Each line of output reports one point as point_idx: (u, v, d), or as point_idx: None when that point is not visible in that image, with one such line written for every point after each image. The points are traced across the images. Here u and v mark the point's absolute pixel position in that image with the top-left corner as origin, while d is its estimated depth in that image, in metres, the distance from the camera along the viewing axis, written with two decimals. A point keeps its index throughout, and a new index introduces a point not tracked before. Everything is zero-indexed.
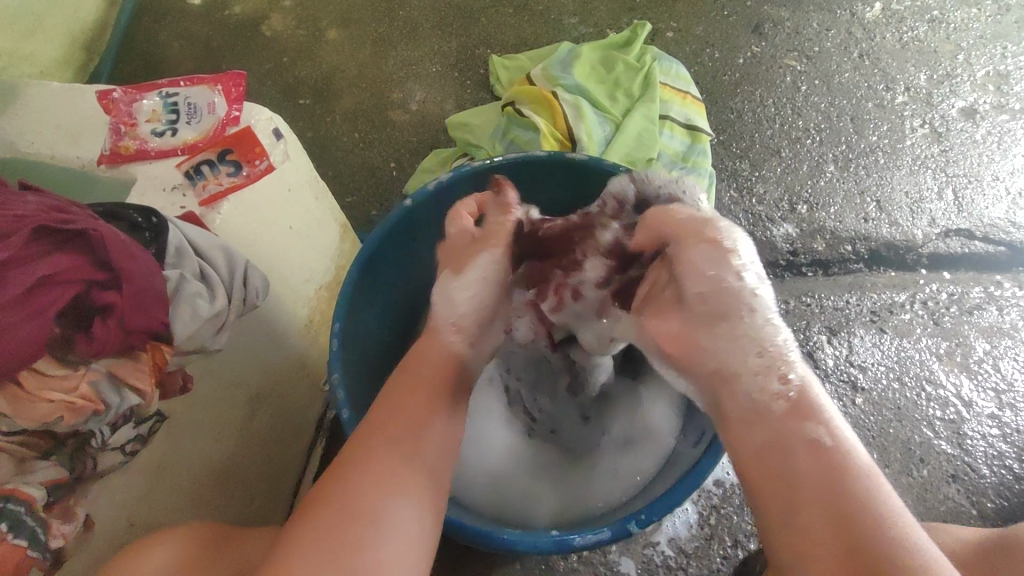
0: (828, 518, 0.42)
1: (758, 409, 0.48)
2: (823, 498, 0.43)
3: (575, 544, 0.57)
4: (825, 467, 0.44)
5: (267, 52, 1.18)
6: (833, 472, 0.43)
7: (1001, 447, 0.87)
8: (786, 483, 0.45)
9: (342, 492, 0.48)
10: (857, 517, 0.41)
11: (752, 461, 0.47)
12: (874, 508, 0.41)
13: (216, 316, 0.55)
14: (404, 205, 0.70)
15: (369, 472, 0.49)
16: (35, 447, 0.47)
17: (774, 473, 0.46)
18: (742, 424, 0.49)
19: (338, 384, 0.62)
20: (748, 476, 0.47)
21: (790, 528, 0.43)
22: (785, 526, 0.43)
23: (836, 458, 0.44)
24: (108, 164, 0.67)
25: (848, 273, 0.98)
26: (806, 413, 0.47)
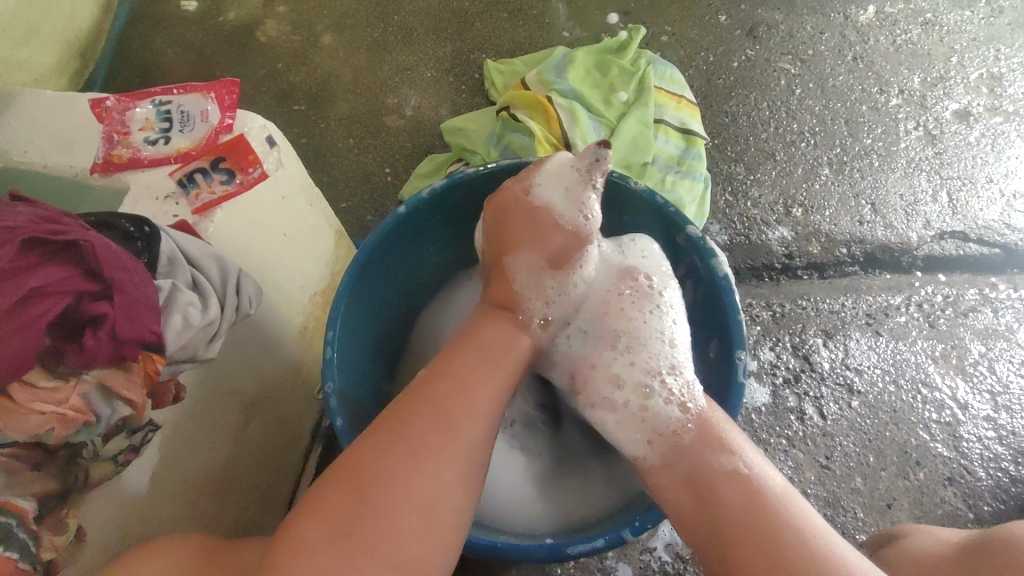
0: (756, 549, 0.52)
1: (676, 445, 0.59)
2: (751, 532, 0.53)
3: (570, 552, 0.57)
4: (747, 503, 0.54)
5: (261, 59, 1.18)
6: (749, 500, 0.54)
7: (997, 450, 0.87)
8: (715, 525, 0.55)
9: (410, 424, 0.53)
10: (776, 546, 0.51)
11: (685, 509, 0.57)
12: (786, 530, 0.52)
13: (208, 326, 0.55)
14: (397, 212, 0.70)
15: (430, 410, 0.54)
16: (27, 459, 0.47)
17: (709, 518, 0.55)
18: (662, 466, 0.60)
19: (333, 392, 0.62)
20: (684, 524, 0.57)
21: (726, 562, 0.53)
22: (716, 553, 0.54)
23: (749, 487, 0.55)
24: (101, 172, 0.67)
25: (843, 275, 0.98)
26: (715, 446, 0.58)
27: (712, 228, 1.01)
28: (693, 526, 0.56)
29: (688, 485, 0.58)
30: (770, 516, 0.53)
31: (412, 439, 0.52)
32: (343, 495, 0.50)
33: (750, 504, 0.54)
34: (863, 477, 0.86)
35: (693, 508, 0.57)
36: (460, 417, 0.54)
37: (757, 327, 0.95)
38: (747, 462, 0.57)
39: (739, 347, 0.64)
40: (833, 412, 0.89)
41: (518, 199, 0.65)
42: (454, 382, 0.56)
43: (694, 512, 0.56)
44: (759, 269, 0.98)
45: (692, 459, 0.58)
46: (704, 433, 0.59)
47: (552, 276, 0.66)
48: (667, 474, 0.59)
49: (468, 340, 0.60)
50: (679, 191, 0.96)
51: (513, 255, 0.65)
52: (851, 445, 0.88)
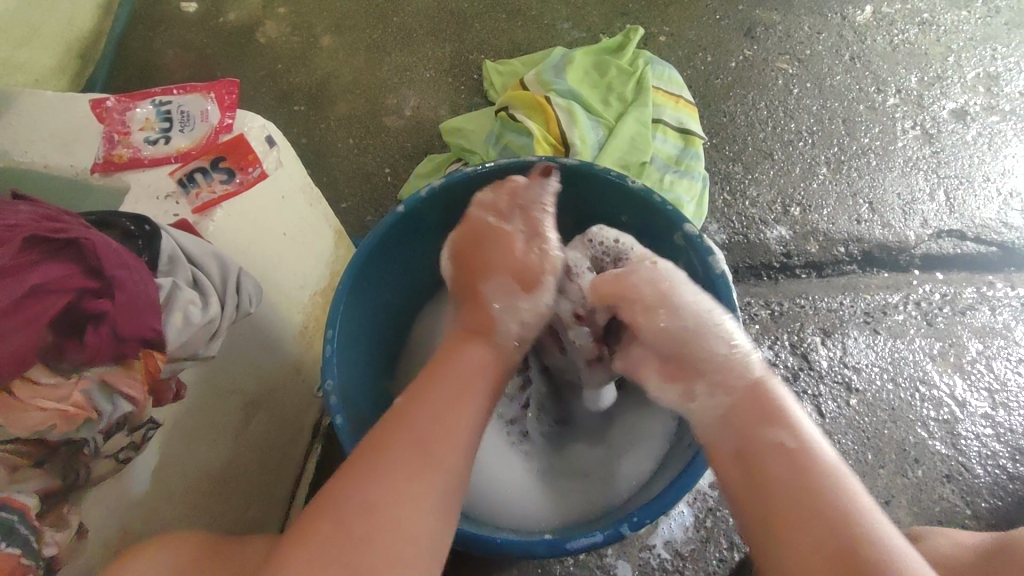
0: (800, 528, 0.46)
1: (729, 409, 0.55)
2: (791, 504, 0.48)
3: (569, 547, 0.57)
4: (797, 477, 0.49)
5: (261, 60, 1.19)
6: (795, 474, 0.49)
7: (995, 447, 0.87)
8: (756, 496, 0.50)
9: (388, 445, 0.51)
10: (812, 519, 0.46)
11: (731, 477, 0.53)
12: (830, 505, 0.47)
13: (209, 323, 0.55)
14: (397, 211, 0.70)
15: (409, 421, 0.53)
16: (28, 456, 0.47)
17: (755, 489, 0.50)
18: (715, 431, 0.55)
19: (333, 391, 0.62)
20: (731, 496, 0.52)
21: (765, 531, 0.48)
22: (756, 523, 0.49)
23: (798, 460, 0.49)
24: (102, 172, 0.67)
25: (841, 274, 0.98)
26: (770, 417, 0.52)
27: (711, 227, 1.02)
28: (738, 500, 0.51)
29: (738, 456, 0.53)
30: (817, 492, 0.47)
31: (395, 461, 0.50)
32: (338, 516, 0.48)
33: (797, 475, 0.49)
34: (862, 475, 0.86)
35: (740, 482, 0.52)
36: (438, 434, 0.52)
37: (756, 326, 0.95)
38: (800, 437, 0.51)
39: None
40: (831, 410, 0.90)
41: (483, 226, 0.68)
42: (443, 410, 0.54)
43: (740, 486, 0.52)
44: (757, 268, 0.99)
45: (739, 430, 0.53)
46: (758, 400, 0.54)
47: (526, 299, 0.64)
48: (722, 443, 0.54)
49: (445, 365, 0.58)
50: (677, 191, 0.97)
51: (488, 286, 0.64)
52: (850, 443, 0.88)
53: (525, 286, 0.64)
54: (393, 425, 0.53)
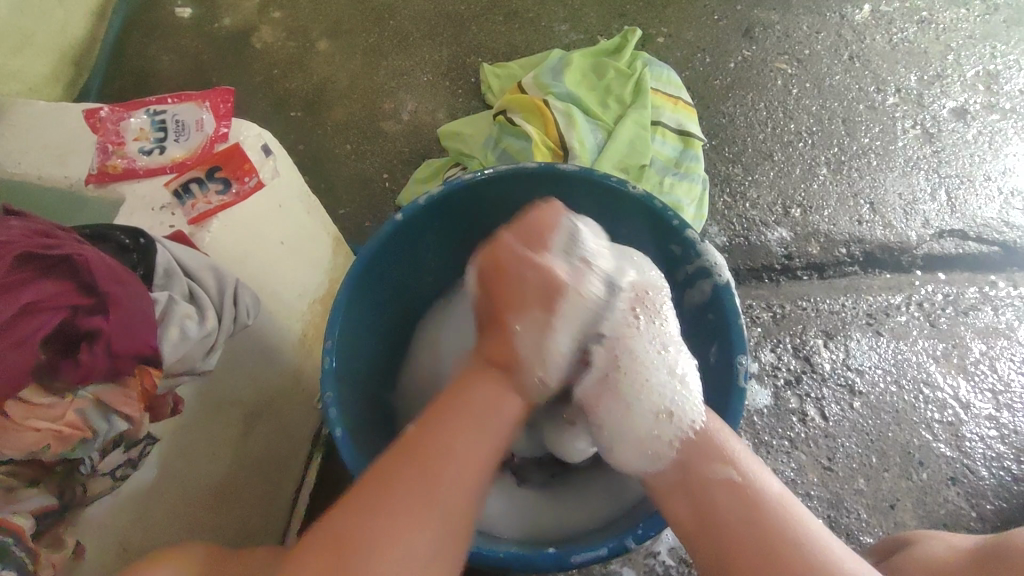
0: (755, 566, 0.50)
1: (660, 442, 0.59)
2: (748, 537, 0.52)
3: (572, 561, 0.56)
4: (747, 513, 0.53)
5: (257, 65, 1.18)
6: (747, 509, 0.53)
7: (999, 448, 0.87)
8: (714, 528, 0.54)
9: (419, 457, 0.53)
10: (768, 551, 0.50)
11: (692, 513, 0.55)
12: (784, 533, 0.51)
13: (205, 337, 0.54)
14: (395, 219, 0.69)
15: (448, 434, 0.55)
16: (23, 477, 0.47)
17: (710, 525, 0.54)
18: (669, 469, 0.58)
19: (331, 403, 0.61)
20: (685, 529, 0.56)
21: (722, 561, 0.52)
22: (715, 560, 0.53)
23: (748, 493, 0.54)
24: (97, 183, 0.66)
25: (843, 275, 0.98)
26: (714, 456, 0.57)
27: (711, 229, 1.01)
28: (695, 534, 0.55)
29: (687, 490, 0.56)
30: (774, 534, 0.51)
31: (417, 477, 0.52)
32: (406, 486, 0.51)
33: (750, 513, 0.53)
34: (866, 479, 0.85)
35: (690, 514, 0.56)
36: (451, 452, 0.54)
37: (758, 329, 0.95)
38: (743, 471, 0.55)
39: (741, 351, 0.64)
40: (834, 413, 0.89)
41: (518, 252, 0.65)
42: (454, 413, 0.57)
43: (694, 517, 0.55)
44: (758, 270, 0.98)
45: (685, 468, 0.57)
46: (703, 444, 0.57)
47: (538, 334, 0.62)
48: (669, 475, 0.58)
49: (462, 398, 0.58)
50: (677, 193, 0.96)
51: (516, 316, 0.62)
52: (853, 446, 0.87)
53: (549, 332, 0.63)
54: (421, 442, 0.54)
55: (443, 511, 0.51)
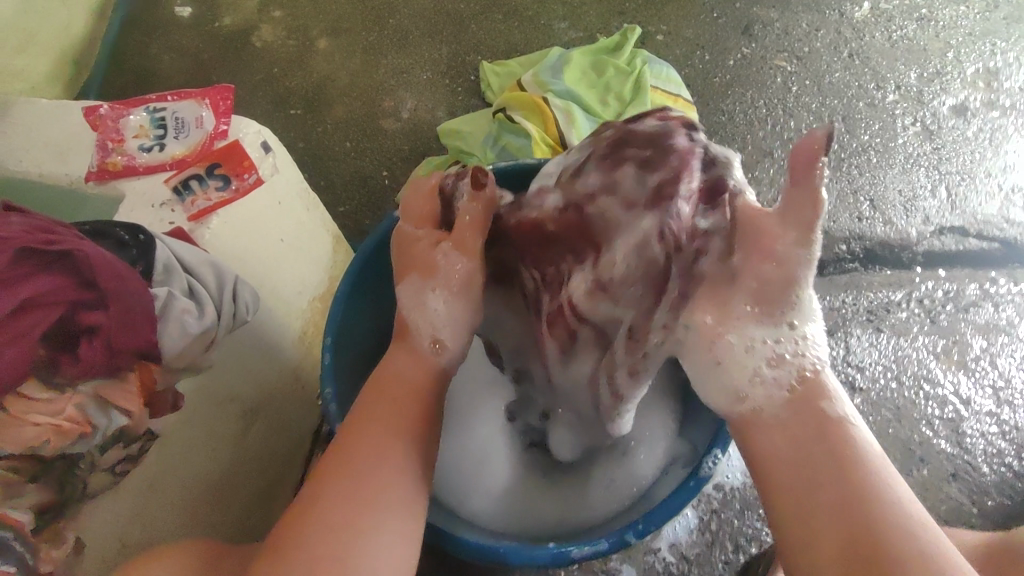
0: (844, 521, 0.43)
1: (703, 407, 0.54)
2: (842, 495, 0.44)
3: (572, 555, 0.56)
4: (842, 467, 0.45)
5: (256, 64, 1.18)
6: (843, 460, 0.45)
7: (1000, 444, 0.87)
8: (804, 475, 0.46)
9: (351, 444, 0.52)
10: (858, 511, 0.43)
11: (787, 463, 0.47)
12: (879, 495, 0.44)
13: (205, 333, 0.55)
14: (394, 217, 0.70)
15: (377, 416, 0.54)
16: (24, 472, 0.47)
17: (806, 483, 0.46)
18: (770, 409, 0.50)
19: (332, 399, 0.62)
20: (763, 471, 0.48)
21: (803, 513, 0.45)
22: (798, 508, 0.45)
23: (847, 447, 0.46)
24: (97, 180, 0.66)
25: (843, 272, 0.97)
26: (816, 401, 0.49)
27: None
28: (774, 477, 0.47)
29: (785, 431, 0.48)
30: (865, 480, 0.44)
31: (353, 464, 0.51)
32: (354, 472, 0.50)
33: (846, 479, 0.44)
34: None
35: (781, 456, 0.48)
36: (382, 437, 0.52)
37: None
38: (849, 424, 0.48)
39: None
40: None
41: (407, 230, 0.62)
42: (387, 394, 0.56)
43: (784, 458, 0.47)
44: None
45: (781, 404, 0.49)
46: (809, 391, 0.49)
47: (427, 298, 0.60)
48: (770, 412, 0.50)
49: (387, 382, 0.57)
50: None
51: (409, 286, 0.60)
52: None
53: (441, 286, 0.60)
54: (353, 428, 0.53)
55: (383, 475, 0.51)
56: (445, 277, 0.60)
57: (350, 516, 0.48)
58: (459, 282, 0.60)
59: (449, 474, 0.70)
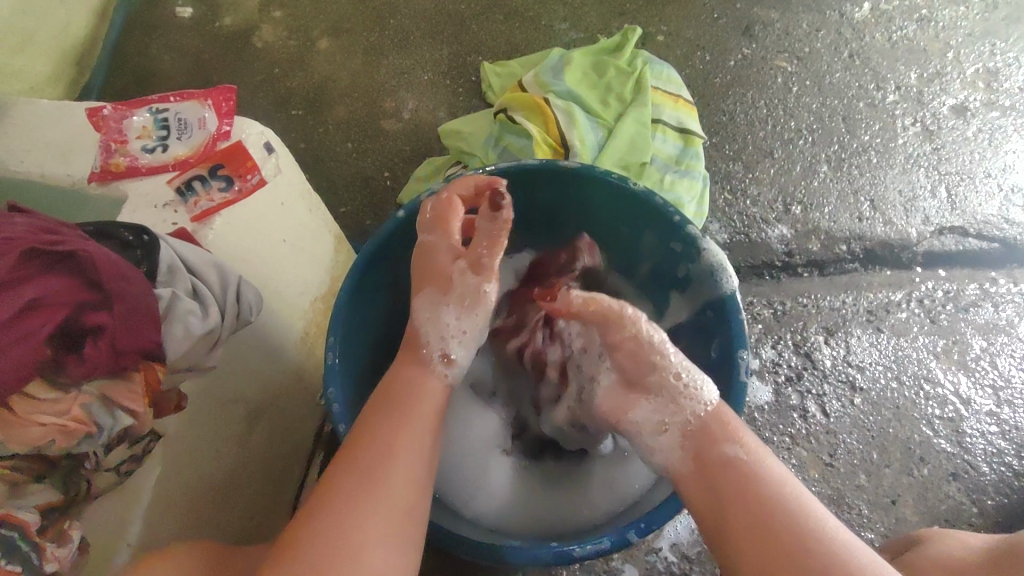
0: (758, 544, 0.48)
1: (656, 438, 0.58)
2: (753, 520, 0.49)
3: (575, 554, 0.56)
4: (748, 495, 0.50)
5: (257, 64, 1.18)
6: (748, 486, 0.51)
7: (1000, 444, 0.87)
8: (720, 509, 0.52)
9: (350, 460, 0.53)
10: (770, 532, 0.48)
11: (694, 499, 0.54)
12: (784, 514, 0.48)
13: (209, 332, 0.55)
14: (396, 217, 0.70)
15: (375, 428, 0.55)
16: (28, 471, 0.48)
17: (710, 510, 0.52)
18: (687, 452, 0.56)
19: (335, 399, 0.62)
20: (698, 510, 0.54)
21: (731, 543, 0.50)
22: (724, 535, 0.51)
23: (751, 471, 0.52)
24: (100, 181, 0.67)
25: (843, 273, 0.98)
26: (719, 434, 0.55)
27: (712, 227, 1.01)
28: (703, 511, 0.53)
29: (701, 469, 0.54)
30: (767, 505, 0.49)
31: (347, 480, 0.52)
32: (349, 486, 0.51)
33: (757, 504, 0.50)
34: (867, 474, 0.86)
35: (703, 492, 0.54)
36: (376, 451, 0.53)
37: (758, 326, 0.95)
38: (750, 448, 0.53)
39: (742, 347, 0.64)
40: (835, 410, 0.89)
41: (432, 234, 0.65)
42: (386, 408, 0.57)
43: (704, 494, 0.54)
44: (759, 267, 0.98)
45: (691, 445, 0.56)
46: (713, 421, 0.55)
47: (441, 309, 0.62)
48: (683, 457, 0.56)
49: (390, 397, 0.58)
50: (678, 191, 0.96)
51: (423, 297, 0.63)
52: (854, 442, 0.87)
53: (454, 302, 0.62)
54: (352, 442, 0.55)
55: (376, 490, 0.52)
56: (458, 293, 0.62)
57: (351, 533, 0.49)
58: (471, 302, 0.62)
59: (451, 474, 0.70)
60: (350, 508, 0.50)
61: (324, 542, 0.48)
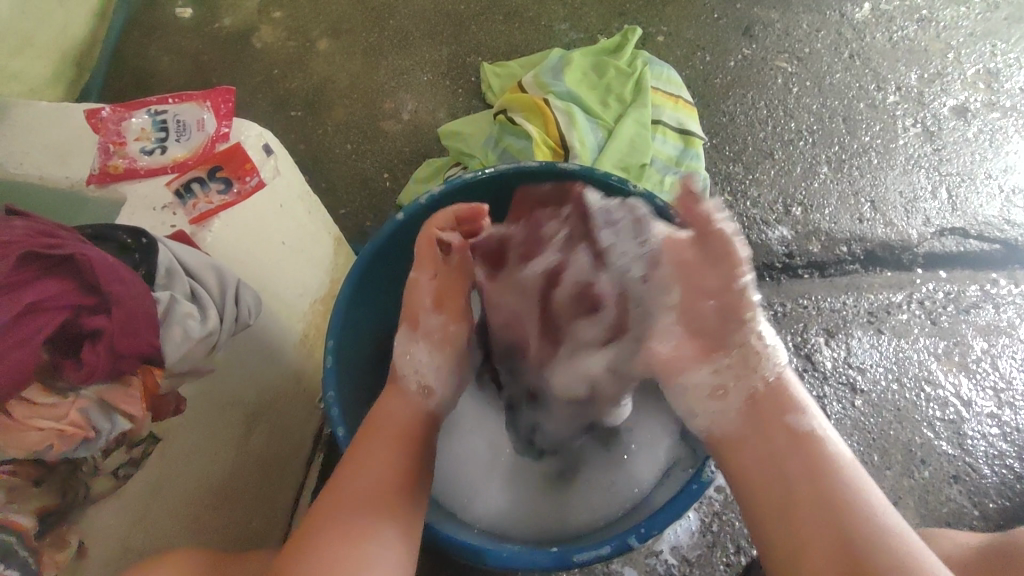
0: (818, 522, 0.48)
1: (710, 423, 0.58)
2: (812, 500, 0.49)
3: (574, 560, 0.56)
4: (811, 472, 0.50)
5: (257, 65, 1.18)
6: (812, 465, 0.51)
7: (1001, 446, 0.87)
8: (776, 483, 0.51)
9: (342, 486, 0.54)
10: (830, 512, 0.48)
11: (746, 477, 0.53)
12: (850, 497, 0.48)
13: (208, 335, 0.54)
14: (395, 218, 0.69)
15: (370, 455, 0.56)
16: (25, 475, 0.47)
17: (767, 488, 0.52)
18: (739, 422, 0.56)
19: (334, 402, 0.62)
20: (745, 482, 0.53)
21: (784, 519, 0.50)
22: (774, 507, 0.51)
23: (816, 451, 0.51)
24: (98, 183, 0.66)
25: (844, 274, 0.98)
26: (785, 410, 0.54)
27: None
28: (753, 483, 0.53)
29: (757, 441, 0.54)
30: (833, 485, 0.49)
31: (341, 507, 0.52)
32: (341, 512, 0.52)
33: (818, 482, 0.49)
34: (868, 477, 0.85)
35: (755, 467, 0.53)
36: (373, 475, 0.54)
37: (759, 327, 0.95)
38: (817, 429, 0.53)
39: None
40: (836, 412, 0.89)
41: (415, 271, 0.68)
42: (379, 434, 0.58)
43: (757, 467, 0.53)
44: (759, 268, 0.98)
45: (749, 419, 0.55)
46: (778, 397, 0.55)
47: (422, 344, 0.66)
48: (738, 428, 0.56)
49: (382, 422, 0.59)
50: (678, 193, 0.96)
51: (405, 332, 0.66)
52: (855, 444, 0.87)
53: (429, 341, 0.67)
54: (345, 470, 0.55)
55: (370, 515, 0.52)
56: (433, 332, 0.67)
57: (348, 548, 0.50)
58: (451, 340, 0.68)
59: (448, 478, 0.71)
60: (345, 534, 0.50)
61: (322, 557, 0.49)
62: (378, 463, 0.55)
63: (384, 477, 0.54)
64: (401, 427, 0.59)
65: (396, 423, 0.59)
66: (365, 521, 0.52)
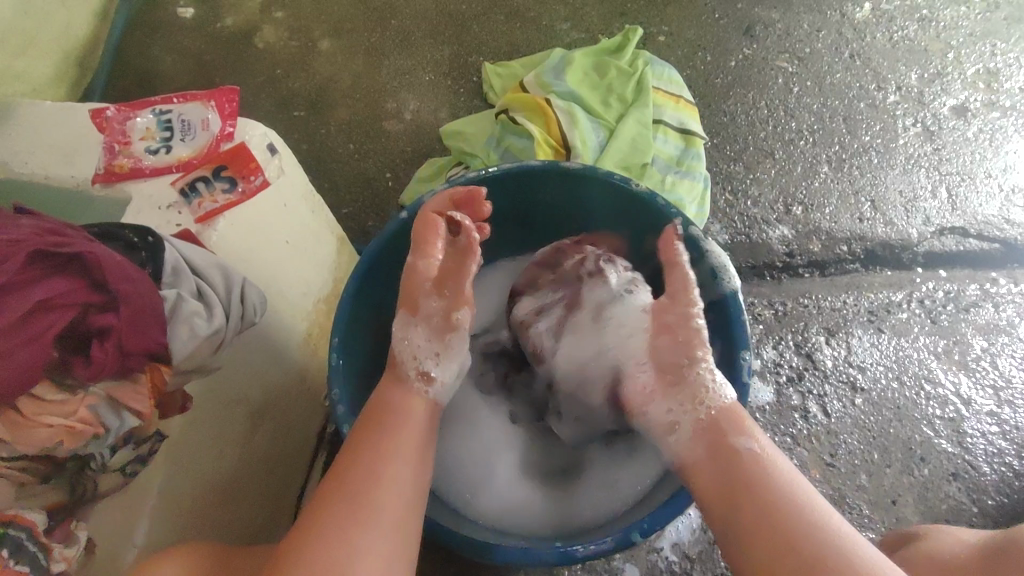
0: (766, 536, 0.50)
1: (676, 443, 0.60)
2: (759, 515, 0.51)
3: (577, 554, 0.57)
4: (756, 489, 0.52)
5: (259, 65, 1.18)
6: (758, 482, 0.53)
7: (1001, 444, 0.87)
8: (730, 500, 0.53)
9: (343, 476, 0.54)
10: (779, 523, 0.50)
11: (706, 498, 0.56)
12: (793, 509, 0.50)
13: (214, 334, 0.55)
14: (400, 218, 0.70)
15: (371, 445, 0.56)
16: (35, 472, 0.48)
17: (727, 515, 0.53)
18: (696, 443, 0.58)
19: (339, 400, 0.62)
20: (705, 500, 0.56)
21: (738, 533, 0.52)
22: (729, 524, 0.53)
23: (760, 468, 0.54)
24: (103, 183, 0.67)
25: (844, 273, 0.98)
26: (731, 429, 0.57)
27: (713, 227, 1.01)
28: (711, 500, 0.55)
29: (710, 460, 0.56)
30: (779, 499, 0.51)
31: (344, 496, 0.52)
32: (344, 501, 0.52)
33: (764, 497, 0.51)
34: (868, 475, 0.86)
35: (711, 485, 0.56)
36: (374, 464, 0.55)
37: (760, 326, 0.95)
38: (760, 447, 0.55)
39: (743, 349, 0.64)
40: (836, 410, 0.89)
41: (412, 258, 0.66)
42: (381, 424, 0.58)
43: (713, 485, 0.55)
44: (760, 268, 0.98)
45: (703, 438, 0.58)
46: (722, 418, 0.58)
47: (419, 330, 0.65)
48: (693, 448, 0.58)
49: (381, 413, 0.59)
50: (679, 192, 0.96)
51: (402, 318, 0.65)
52: (855, 442, 0.88)
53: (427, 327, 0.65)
54: (345, 460, 0.55)
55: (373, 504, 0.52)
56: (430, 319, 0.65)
57: (352, 528, 0.51)
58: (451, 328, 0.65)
59: (454, 473, 0.71)
60: (350, 521, 0.51)
61: (327, 536, 0.50)
62: (380, 451, 0.56)
63: (386, 465, 0.55)
64: (402, 416, 0.60)
65: (397, 413, 0.60)
66: (368, 509, 0.52)
